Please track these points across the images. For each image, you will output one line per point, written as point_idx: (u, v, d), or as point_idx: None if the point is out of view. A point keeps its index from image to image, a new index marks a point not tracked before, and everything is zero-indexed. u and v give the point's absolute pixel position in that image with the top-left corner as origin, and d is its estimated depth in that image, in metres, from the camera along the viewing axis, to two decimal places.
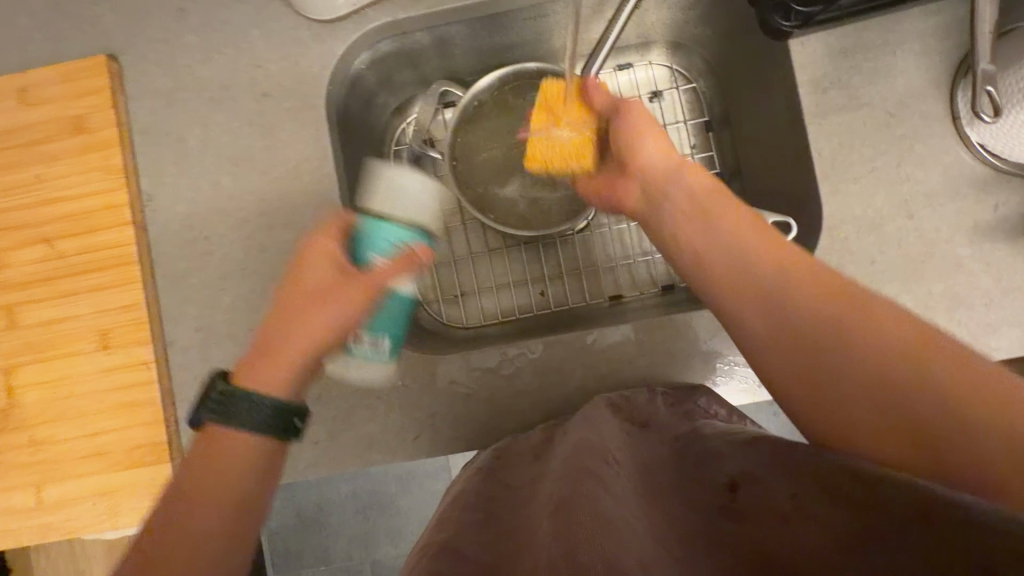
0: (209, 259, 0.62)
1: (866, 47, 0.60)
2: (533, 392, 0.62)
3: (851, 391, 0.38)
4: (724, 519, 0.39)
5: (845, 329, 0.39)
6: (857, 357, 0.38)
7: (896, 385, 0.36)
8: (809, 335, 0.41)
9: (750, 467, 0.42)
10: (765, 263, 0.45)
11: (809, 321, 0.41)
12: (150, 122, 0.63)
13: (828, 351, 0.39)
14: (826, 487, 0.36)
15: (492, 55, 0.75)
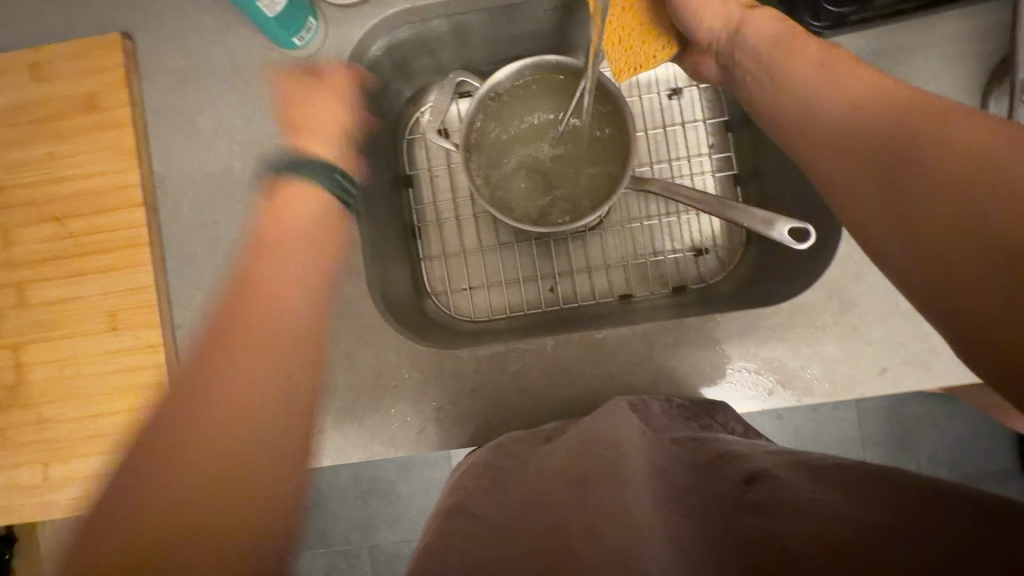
0: (218, 243, 0.62)
1: (898, 51, 0.58)
2: (540, 390, 0.61)
3: (938, 237, 0.35)
4: (741, 510, 0.41)
5: (959, 166, 0.34)
6: (976, 192, 0.33)
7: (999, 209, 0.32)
8: (908, 171, 0.37)
9: (775, 469, 0.44)
10: (880, 114, 0.41)
11: (933, 161, 0.36)
12: (162, 103, 0.63)
13: (940, 190, 0.35)
14: (857, 488, 0.39)
15: (510, 46, 0.73)
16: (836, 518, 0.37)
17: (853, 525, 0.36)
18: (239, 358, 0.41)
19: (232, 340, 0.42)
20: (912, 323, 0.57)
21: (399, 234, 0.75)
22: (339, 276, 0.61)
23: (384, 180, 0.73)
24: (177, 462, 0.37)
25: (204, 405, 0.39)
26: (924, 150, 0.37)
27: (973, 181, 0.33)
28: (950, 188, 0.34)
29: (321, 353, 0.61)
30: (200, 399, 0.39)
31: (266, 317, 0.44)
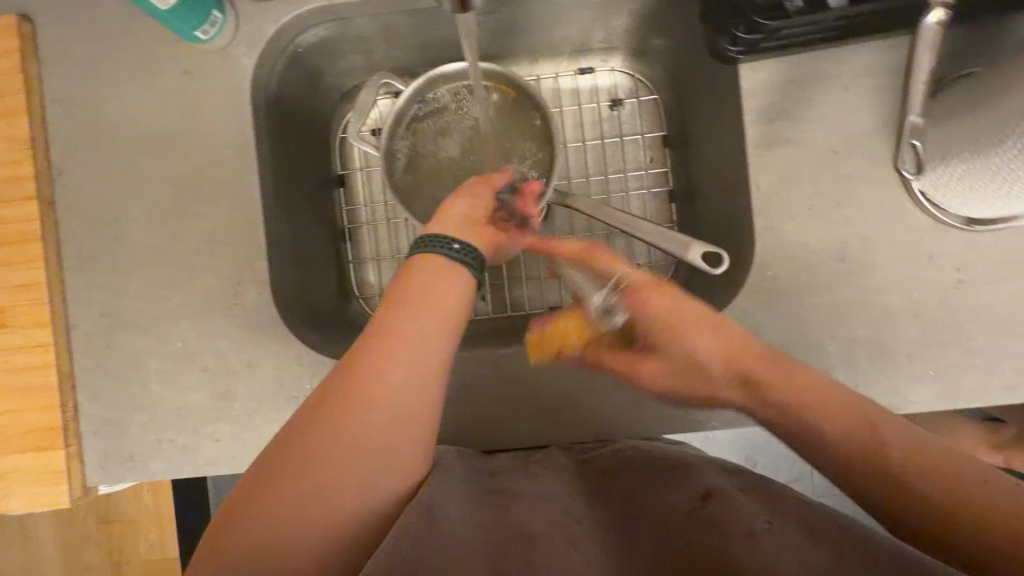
0: (118, 242, 0.60)
1: (818, 79, 0.57)
2: (450, 406, 0.60)
3: (881, 470, 0.41)
4: (699, 531, 0.46)
5: (857, 425, 0.43)
6: (873, 448, 0.42)
7: (913, 450, 0.41)
8: (802, 403, 0.45)
9: (730, 491, 0.49)
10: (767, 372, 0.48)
11: (788, 389, 0.47)
12: (63, 92, 0.60)
13: (857, 450, 0.42)
14: (821, 532, 0.44)
15: (443, 49, 0.71)
16: (789, 554, 0.41)
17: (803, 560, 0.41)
18: (373, 392, 0.45)
19: (368, 374, 0.45)
20: (818, 355, 0.57)
21: (326, 236, 0.73)
22: (244, 282, 0.59)
23: (308, 180, 0.71)
24: (295, 456, 0.43)
25: (366, 418, 0.44)
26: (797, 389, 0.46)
27: (872, 424, 0.43)
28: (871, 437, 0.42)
29: (222, 360, 0.60)
30: (343, 430, 0.43)
31: (395, 333, 0.46)
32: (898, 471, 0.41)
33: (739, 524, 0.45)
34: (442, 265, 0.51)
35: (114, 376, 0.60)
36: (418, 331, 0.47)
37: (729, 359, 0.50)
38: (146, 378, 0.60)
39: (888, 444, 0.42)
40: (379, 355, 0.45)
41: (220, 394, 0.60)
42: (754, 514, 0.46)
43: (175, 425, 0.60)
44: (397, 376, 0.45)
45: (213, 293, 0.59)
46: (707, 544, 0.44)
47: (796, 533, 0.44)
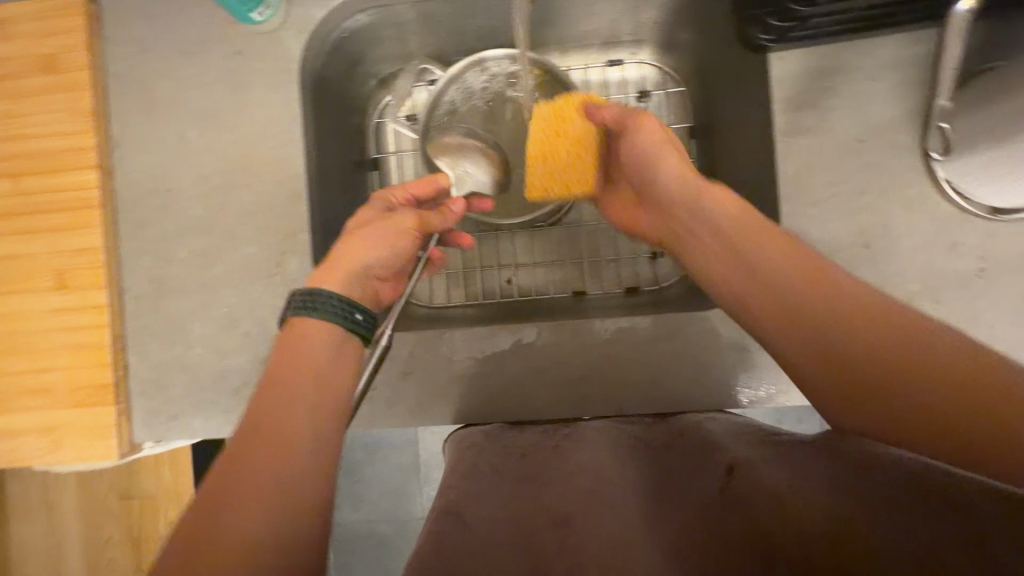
0: (168, 211, 0.63)
1: (845, 70, 0.59)
2: (477, 378, 0.63)
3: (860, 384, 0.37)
4: (725, 505, 0.43)
5: (868, 325, 0.37)
6: (833, 352, 0.38)
7: (907, 357, 0.35)
8: (782, 292, 0.42)
9: (756, 460, 0.47)
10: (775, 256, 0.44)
11: (775, 266, 0.44)
12: (122, 69, 0.63)
13: (845, 355, 0.38)
14: (839, 471, 0.41)
15: (478, 38, 0.74)
16: (817, 508, 0.39)
17: (829, 513, 0.38)
18: (262, 430, 0.36)
19: (263, 417, 0.37)
20: None
21: (360, 216, 0.76)
22: (284, 251, 0.62)
23: (344, 161, 0.73)
24: (202, 535, 0.33)
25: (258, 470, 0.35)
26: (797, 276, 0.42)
27: (873, 316, 0.38)
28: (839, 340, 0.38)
29: (262, 327, 0.62)
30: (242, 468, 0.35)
31: (288, 360, 0.41)
32: (872, 379, 0.36)
33: (762, 489, 0.43)
34: (315, 331, 0.43)
35: (161, 339, 0.63)
36: (313, 353, 0.42)
37: (814, 276, 0.41)
38: (190, 341, 0.63)
39: (861, 333, 0.37)
40: (264, 390, 0.39)
41: (258, 358, 0.62)
42: (774, 476, 0.43)
43: (215, 387, 0.62)
44: (304, 391, 0.39)
45: (255, 263, 0.62)
46: (734, 521, 0.42)
47: (818, 484, 0.41)
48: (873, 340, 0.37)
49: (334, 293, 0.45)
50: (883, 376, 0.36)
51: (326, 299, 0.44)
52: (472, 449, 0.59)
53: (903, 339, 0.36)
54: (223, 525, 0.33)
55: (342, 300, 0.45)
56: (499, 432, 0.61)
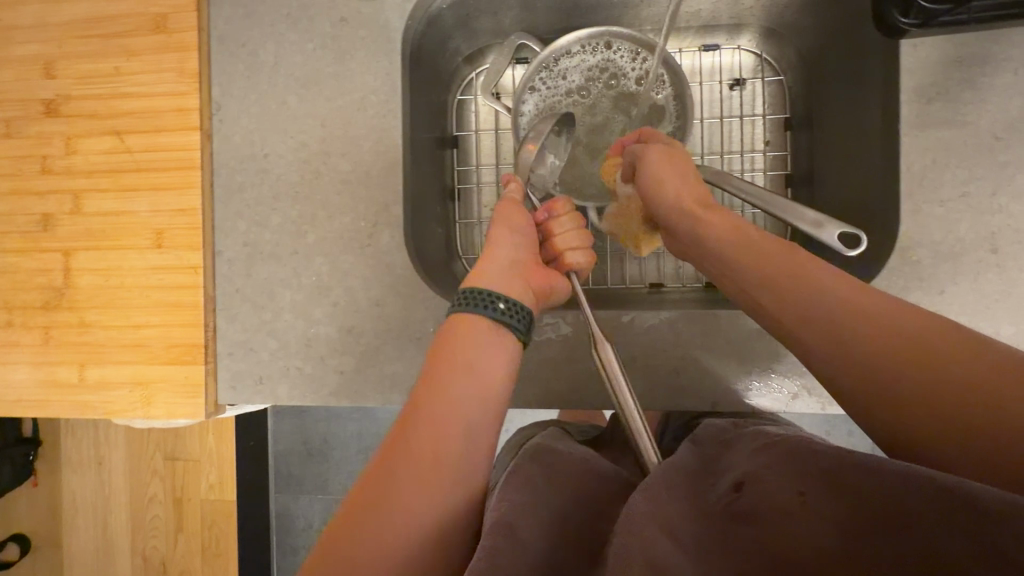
0: (266, 177, 0.63)
1: (986, 62, 0.55)
2: (562, 363, 0.61)
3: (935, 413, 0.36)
4: (735, 523, 0.36)
5: (895, 333, 0.38)
6: (845, 328, 0.40)
7: (865, 322, 0.39)
8: (757, 260, 0.46)
9: (761, 469, 0.39)
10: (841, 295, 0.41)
11: (771, 257, 0.46)
12: (228, 32, 0.64)
13: (910, 374, 0.37)
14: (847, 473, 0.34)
15: (577, 14, 0.71)
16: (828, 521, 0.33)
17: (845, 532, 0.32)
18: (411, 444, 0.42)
19: (417, 434, 0.43)
20: None
21: (437, 194, 0.74)
22: (378, 223, 0.62)
23: (431, 136, 0.73)
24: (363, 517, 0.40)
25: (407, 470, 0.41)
26: (792, 267, 0.44)
27: (844, 297, 0.41)
28: (851, 340, 0.39)
29: (352, 297, 0.62)
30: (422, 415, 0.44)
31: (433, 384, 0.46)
32: (869, 365, 0.38)
33: (770, 504, 0.36)
34: (475, 324, 0.49)
35: (251, 303, 0.63)
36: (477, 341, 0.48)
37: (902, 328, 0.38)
38: (280, 307, 0.63)
39: (898, 336, 0.38)
40: (433, 376, 0.46)
41: (346, 329, 0.62)
42: (783, 486, 0.36)
43: (302, 354, 0.63)
44: (446, 423, 0.44)
45: (347, 232, 0.62)
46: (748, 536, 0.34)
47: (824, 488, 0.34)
48: (863, 331, 0.39)
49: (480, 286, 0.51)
50: (878, 366, 0.38)
51: (471, 293, 0.51)
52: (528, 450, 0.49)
53: (905, 339, 0.38)
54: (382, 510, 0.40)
55: (485, 292, 0.51)
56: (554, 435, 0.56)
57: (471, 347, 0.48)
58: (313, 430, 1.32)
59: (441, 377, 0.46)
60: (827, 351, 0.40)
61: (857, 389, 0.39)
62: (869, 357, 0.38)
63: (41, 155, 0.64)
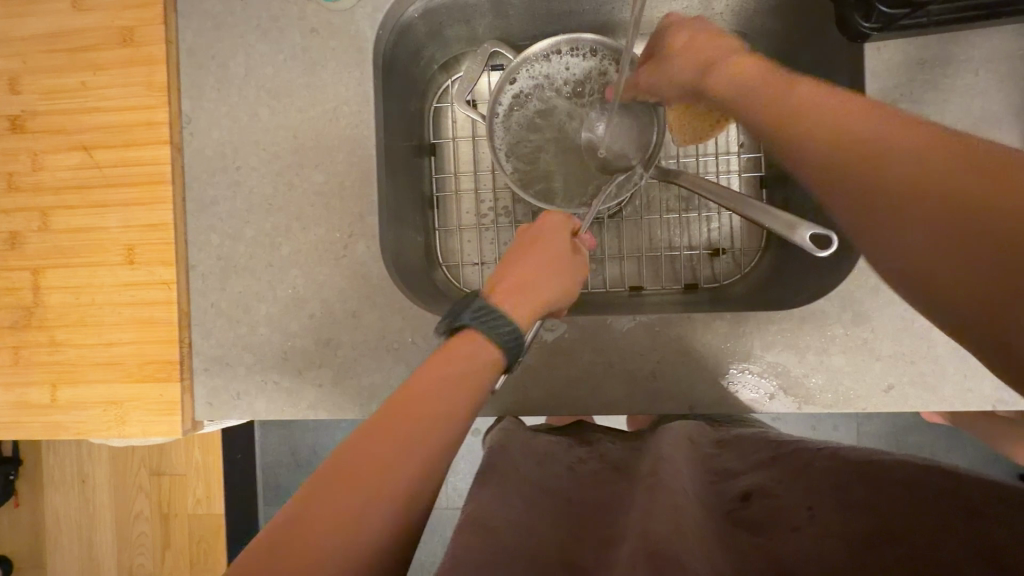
0: (239, 189, 0.63)
1: (947, 63, 0.56)
2: (541, 369, 0.61)
3: (937, 248, 0.31)
4: (742, 528, 0.40)
5: (918, 160, 0.33)
6: (866, 155, 0.36)
7: (883, 154, 0.35)
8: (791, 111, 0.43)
9: (773, 486, 0.43)
10: (872, 129, 0.37)
11: (814, 108, 0.41)
12: (197, 44, 0.63)
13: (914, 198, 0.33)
14: (851, 498, 0.39)
15: (548, 21, 0.72)
16: (839, 539, 0.36)
17: (854, 545, 0.35)
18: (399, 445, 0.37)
19: (403, 433, 0.38)
20: (925, 343, 0.56)
21: (416, 203, 0.74)
22: (353, 234, 0.61)
23: (407, 144, 0.72)
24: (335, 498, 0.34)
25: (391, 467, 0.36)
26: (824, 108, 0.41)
27: (892, 126, 0.36)
28: (869, 164, 0.35)
29: (328, 309, 0.62)
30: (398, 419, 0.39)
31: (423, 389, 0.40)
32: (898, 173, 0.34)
33: (784, 519, 0.39)
34: (487, 354, 0.45)
35: (227, 317, 0.63)
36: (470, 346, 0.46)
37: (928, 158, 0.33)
38: (256, 320, 0.62)
39: (923, 159, 0.33)
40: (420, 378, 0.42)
41: (324, 340, 0.62)
42: (796, 505, 0.40)
43: (280, 367, 0.62)
44: (441, 424, 0.39)
45: (322, 243, 0.62)
46: (755, 542, 0.38)
47: (835, 508, 0.39)
48: (887, 156, 0.35)
49: (507, 318, 0.46)
50: (902, 177, 0.34)
51: (500, 321, 0.46)
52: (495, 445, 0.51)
53: (951, 165, 0.32)
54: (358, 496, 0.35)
55: (512, 329, 0.46)
56: (516, 426, 0.57)
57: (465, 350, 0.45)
58: (301, 442, 1.31)
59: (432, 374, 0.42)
60: (845, 179, 0.37)
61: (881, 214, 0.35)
62: (895, 196, 0.34)
63: (8, 172, 0.63)
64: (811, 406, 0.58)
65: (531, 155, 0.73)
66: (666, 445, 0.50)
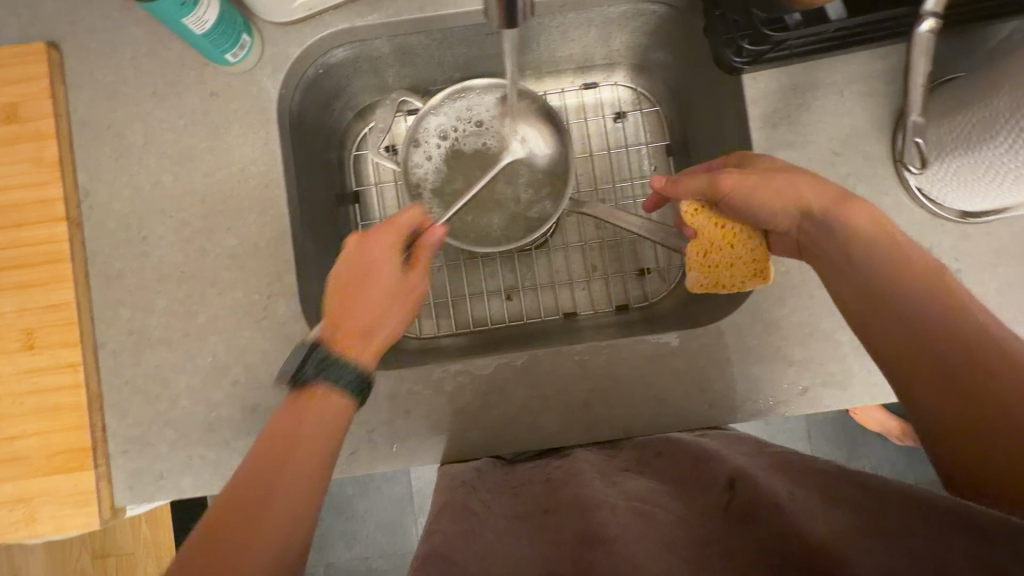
0: (146, 260, 0.60)
1: (816, 87, 0.61)
2: (475, 410, 0.61)
3: (985, 438, 0.37)
4: (737, 521, 0.43)
5: (988, 354, 0.38)
6: (937, 332, 0.40)
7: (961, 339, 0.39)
8: (863, 258, 0.45)
9: (754, 475, 0.47)
10: (950, 316, 0.40)
11: (901, 268, 0.43)
12: (89, 115, 0.61)
13: (970, 386, 0.38)
14: (837, 494, 0.43)
15: (455, 67, 0.74)
16: (820, 519, 0.40)
17: (838, 527, 0.39)
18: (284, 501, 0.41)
19: (268, 479, 0.41)
20: (830, 344, 0.60)
21: (341, 252, 0.73)
22: (271, 294, 0.60)
23: (327, 195, 0.72)
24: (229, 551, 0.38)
25: (251, 565, 0.38)
26: (903, 269, 0.43)
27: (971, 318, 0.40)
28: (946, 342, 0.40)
29: (252, 374, 0.60)
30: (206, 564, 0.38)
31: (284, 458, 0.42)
32: (944, 349, 0.40)
33: (767, 500, 0.43)
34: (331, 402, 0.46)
35: (142, 395, 0.59)
36: (293, 443, 0.43)
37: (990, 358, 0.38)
38: (175, 394, 0.59)
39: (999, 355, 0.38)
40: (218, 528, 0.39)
41: (249, 408, 0.59)
42: (776, 489, 0.44)
43: (204, 440, 0.59)
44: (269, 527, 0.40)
45: (239, 307, 0.60)
46: (747, 533, 0.42)
47: (818, 500, 0.42)
48: (962, 339, 0.39)
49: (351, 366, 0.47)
50: (972, 363, 0.38)
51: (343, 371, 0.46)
52: (464, 483, 0.56)
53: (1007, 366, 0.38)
54: None
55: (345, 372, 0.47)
56: (491, 468, 0.61)
57: (274, 495, 0.41)
58: None
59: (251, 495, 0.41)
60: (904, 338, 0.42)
61: (926, 383, 0.40)
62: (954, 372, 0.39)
63: None
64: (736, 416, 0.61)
65: (474, 202, 0.74)
66: (638, 479, 0.54)
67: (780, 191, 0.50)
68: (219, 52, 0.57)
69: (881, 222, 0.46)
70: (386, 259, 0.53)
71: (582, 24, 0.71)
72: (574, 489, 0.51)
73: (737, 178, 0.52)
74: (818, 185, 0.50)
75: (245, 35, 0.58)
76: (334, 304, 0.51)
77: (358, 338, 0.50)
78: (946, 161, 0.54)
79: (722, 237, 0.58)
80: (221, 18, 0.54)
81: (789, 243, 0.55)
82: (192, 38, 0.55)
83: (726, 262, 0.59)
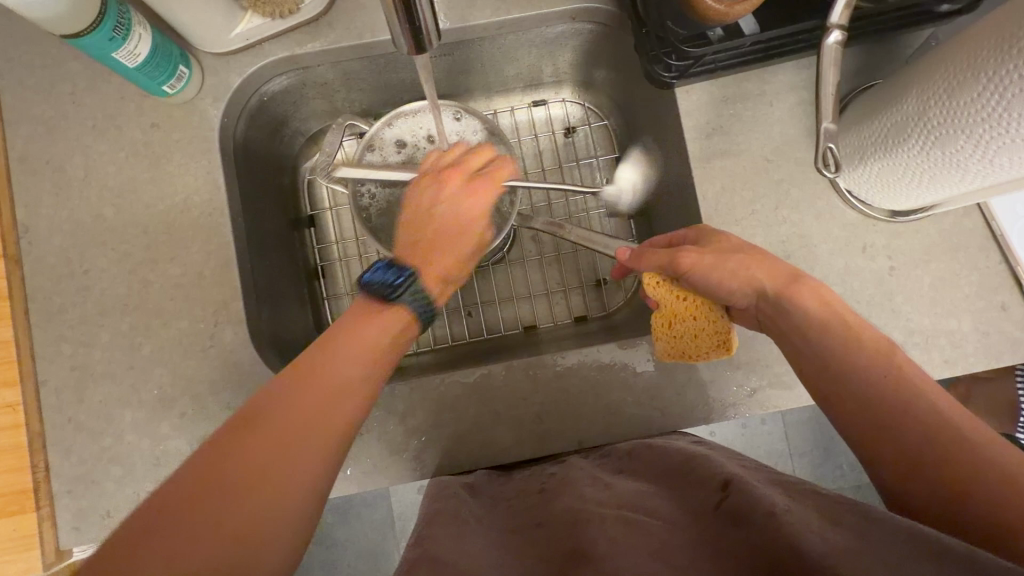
0: (88, 294, 0.60)
1: (746, 98, 0.63)
2: (428, 430, 0.61)
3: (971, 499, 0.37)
4: (732, 528, 0.41)
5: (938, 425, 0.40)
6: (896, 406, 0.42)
7: (913, 411, 0.41)
8: (830, 350, 0.46)
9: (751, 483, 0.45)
10: (894, 390, 0.43)
11: (850, 340, 0.46)
12: (28, 151, 0.61)
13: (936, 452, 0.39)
14: (837, 516, 0.40)
15: (401, 90, 0.75)
16: (813, 533, 0.37)
17: (830, 543, 0.36)
18: (308, 444, 0.39)
19: (313, 396, 0.41)
20: (775, 345, 0.61)
21: (296, 275, 0.73)
22: (219, 322, 0.60)
23: (279, 220, 0.72)
24: (214, 496, 0.35)
25: (292, 479, 0.37)
26: (857, 348, 0.45)
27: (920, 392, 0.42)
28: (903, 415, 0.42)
29: (200, 405, 0.59)
30: (248, 459, 0.37)
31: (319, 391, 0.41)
32: (912, 437, 0.41)
33: (761, 507, 0.41)
34: (376, 333, 0.46)
35: (86, 431, 0.58)
36: (334, 364, 0.43)
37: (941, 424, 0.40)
38: (121, 429, 0.58)
39: (947, 422, 0.40)
40: (262, 409, 0.39)
41: (198, 439, 0.58)
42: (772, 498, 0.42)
43: (152, 475, 0.58)
44: (320, 439, 0.39)
45: (186, 336, 0.59)
46: (741, 541, 0.39)
47: (816, 516, 0.40)
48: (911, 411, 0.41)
49: (422, 287, 0.51)
50: (927, 432, 0.40)
51: (409, 292, 0.50)
52: (454, 492, 0.55)
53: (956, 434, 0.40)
54: (265, 500, 0.36)
55: (417, 291, 0.51)
56: (485, 480, 0.59)
57: (319, 398, 0.41)
58: None
59: (303, 387, 0.41)
60: (863, 414, 0.43)
61: (894, 457, 0.41)
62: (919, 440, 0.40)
63: None
64: (689, 423, 0.62)
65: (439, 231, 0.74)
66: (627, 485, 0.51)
67: (734, 272, 0.50)
68: (156, 83, 0.57)
69: (829, 304, 0.48)
70: (478, 212, 0.59)
71: (524, 45, 0.73)
72: (568, 501, 0.49)
73: (696, 260, 0.51)
74: (770, 268, 0.51)
75: (183, 66, 0.58)
76: (407, 239, 0.56)
77: (440, 278, 0.55)
78: (870, 162, 0.56)
79: (685, 308, 0.55)
80: (153, 48, 0.55)
81: (750, 319, 0.54)
82: (128, 72, 0.55)
83: (691, 335, 0.56)
